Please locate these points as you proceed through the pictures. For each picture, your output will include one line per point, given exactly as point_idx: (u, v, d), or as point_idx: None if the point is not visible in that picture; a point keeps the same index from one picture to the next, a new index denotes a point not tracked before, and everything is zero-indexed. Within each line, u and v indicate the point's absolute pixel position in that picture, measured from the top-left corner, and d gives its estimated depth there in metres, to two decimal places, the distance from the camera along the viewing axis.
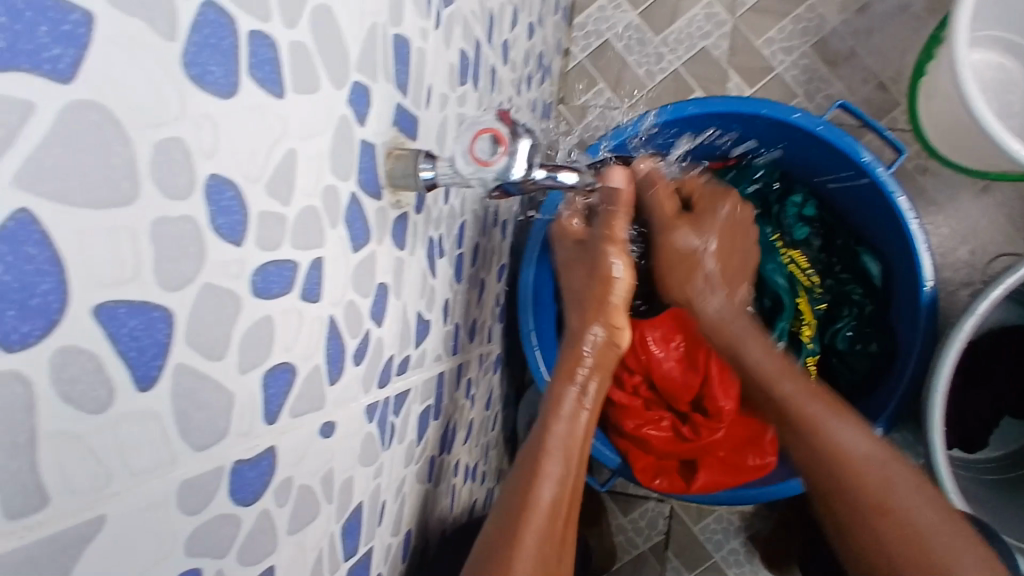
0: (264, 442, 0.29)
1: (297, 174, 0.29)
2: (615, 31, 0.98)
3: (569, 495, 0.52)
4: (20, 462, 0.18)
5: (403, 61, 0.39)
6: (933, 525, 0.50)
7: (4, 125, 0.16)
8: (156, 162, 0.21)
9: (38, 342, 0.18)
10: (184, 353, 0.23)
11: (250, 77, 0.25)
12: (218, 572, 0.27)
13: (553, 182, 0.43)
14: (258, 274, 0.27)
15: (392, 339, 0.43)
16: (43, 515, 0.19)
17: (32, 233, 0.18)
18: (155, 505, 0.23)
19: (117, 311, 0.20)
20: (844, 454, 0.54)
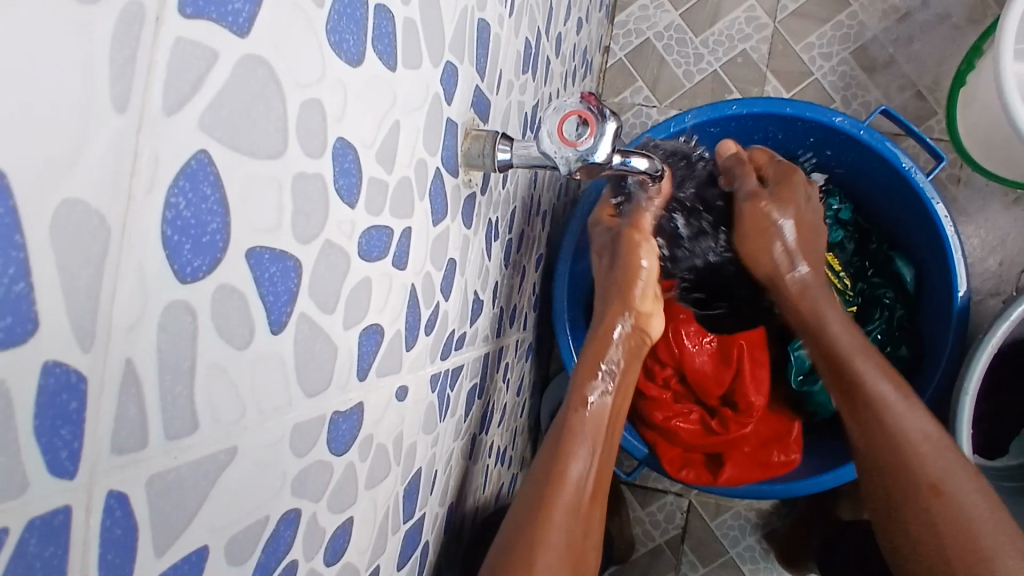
0: (355, 398, 0.30)
1: (399, 147, 0.31)
2: (656, 31, 0.99)
3: (597, 475, 0.55)
4: (183, 388, 0.19)
5: (483, 45, 0.41)
6: (981, 516, 0.51)
7: (195, 70, 0.18)
8: (301, 119, 0.22)
9: (206, 276, 0.19)
10: (306, 304, 0.25)
11: (373, 49, 0.27)
12: (313, 516, 0.28)
13: (626, 167, 0.44)
14: (364, 237, 0.28)
15: (455, 314, 0.44)
16: (194, 440, 0.20)
17: (207, 174, 0.19)
18: (274, 445, 0.24)
19: (263, 256, 0.22)
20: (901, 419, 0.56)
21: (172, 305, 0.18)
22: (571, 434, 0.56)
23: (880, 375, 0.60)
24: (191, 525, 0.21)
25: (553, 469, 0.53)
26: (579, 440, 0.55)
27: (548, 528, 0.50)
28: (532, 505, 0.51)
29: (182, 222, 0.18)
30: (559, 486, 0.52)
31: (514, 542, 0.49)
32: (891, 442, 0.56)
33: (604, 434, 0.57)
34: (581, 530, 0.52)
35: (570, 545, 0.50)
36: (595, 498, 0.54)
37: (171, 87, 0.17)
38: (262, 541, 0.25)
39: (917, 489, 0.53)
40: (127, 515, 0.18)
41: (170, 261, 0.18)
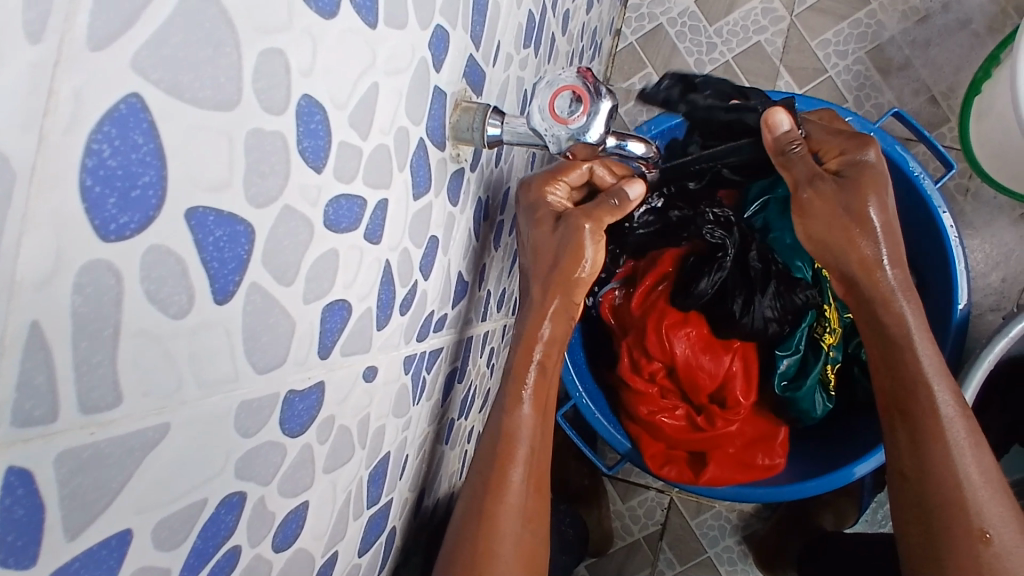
0: (316, 376, 0.29)
1: (376, 110, 0.28)
2: (670, 16, 0.96)
3: (536, 474, 0.55)
4: (103, 356, 0.17)
5: (480, 12, 0.38)
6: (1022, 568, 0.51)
7: (131, 2, 0.16)
8: (259, 70, 0.20)
9: (133, 236, 0.17)
10: (258, 273, 0.23)
11: (351, 2, 0.24)
12: (261, 499, 0.27)
13: (620, 151, 0.43)
14: (332, 205, 0.26)
15: (435, 294, 0.42)
16: (116, 413, 0.18)
17: (140, 120, 0.17)
18: (217, 420, 0.23)
19: (207, 218, 0.20)
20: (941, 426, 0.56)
21: (92, 263, 0.16)
22: (509, 440, 0.54)
23: (948, 398, 0.57)
24: (113, 503, 0.19)
25: (495, 477, 0.53)
26: (519, 444, 0.54)
27: (498, 535, 0.52)
28: (476, 514, 0.52)
29: (106, 172, 0.16)
30: (501, 495, 0.53)
31: (463, 549, 0.52)
32: (943, 479, 0.55)
33: (540, 430, 0.56)
34: (528, 534, 0.53)
35: (521, 547, 0.53)
36: (535, 498, 0.55)
37: (100, 18, 0.15)
38: (199, 524, 0.23)
39: (968, 535, 0.53)
40: (31, 494, 0.17)
41: (90, 215, 0.16)
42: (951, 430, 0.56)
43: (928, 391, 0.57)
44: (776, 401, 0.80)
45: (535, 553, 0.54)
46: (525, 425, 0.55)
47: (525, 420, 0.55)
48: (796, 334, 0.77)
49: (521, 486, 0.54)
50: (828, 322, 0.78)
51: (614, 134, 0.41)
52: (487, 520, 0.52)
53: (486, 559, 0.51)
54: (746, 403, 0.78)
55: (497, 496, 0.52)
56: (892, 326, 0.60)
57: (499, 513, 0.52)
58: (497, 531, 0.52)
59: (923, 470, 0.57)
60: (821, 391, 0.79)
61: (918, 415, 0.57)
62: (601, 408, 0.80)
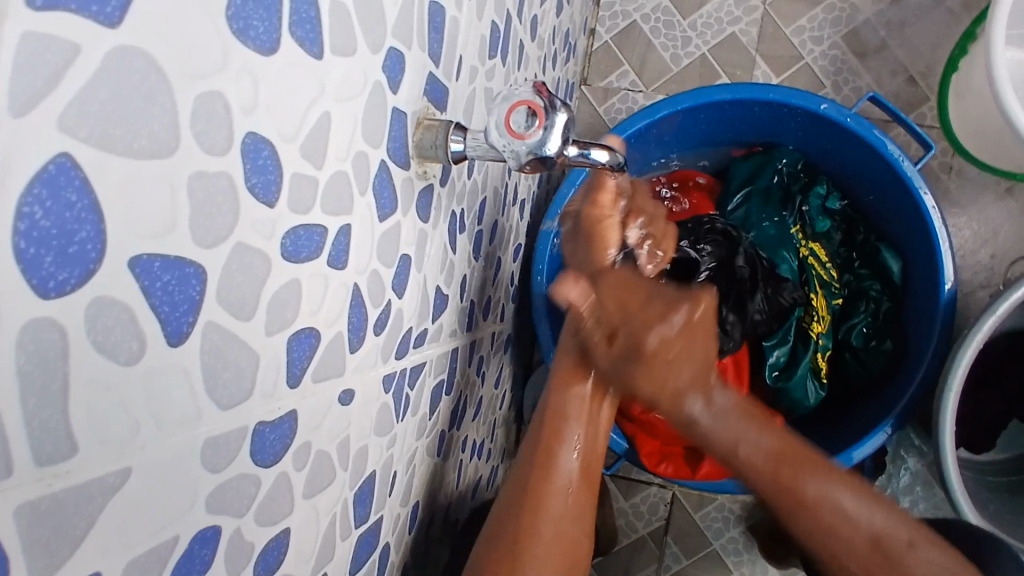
0: (287, 405, 0.29)
1: (329, 138, 0.29)
2: (643, 12, 0.97)
3: (587, 463, 0.58)
4: (54, 410, 0.18)
5: (437, 29, 0.38)
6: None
7: (52, 64, 0.16)
8: (196, 114, 0.21)
9: (75, 290, 0.18)
10: (213, 311, 0.23)
11: (291, 36, 0.25)
12: (237, 530, 0.27)
13: (584, 159, 0.43)
14: (288, 237, 0.27)
15: (411, 311, 0.42)
16: (73, 464, 0.19)
17: (72, 178, 0.17)
18: (181, 460, 0.23)
19: (152, 264, 0.20)
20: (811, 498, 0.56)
21: (34, 321, 0.17)
22: (558, 418, 0.58)
23: (761, 434, 0.58)
24: (78, 550, 0.20)
25: (546, 457, 0.56)
26: (568, 424, 0.58)
27: (541, 513, 0.53)
28: (522, 492, 0.54)
29: (40, 233, 0.16)
30: (549, 472, 0.55)
31: (505, 526, 0.53)
32: (839, 540, 0.55)
33: (592, 416, 0.59)
34: (570, 519, 0.54)
35: (562, 533, 0.54)
36: (585, 489, 0.57)
37: (20, 84, 0.15)
38: (172, 561, 0.24)
39: (879, 555, 0.54)
40: None
41: (27, 275, 0.16)
42: (812, 501, 0.56)
43: (739, 446, 0.59)
44: (769, 390, 0.81)
45: (577, 544, 0.54)
46: (577, 407, 0.59)
47: (583, 399, 0.59)
48: (785, 326, 0.79)
49: (570, 468, 0.56)
50: (816, 311, 0.80)
51: (575, 143, 0.41)
52: (534, 500, 0.54)
53: (526, 538, 0.52)
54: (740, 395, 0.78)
55: (547, 474, 0.55)
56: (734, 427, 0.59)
57: (544, 491, 0.54)
58: (537, 510, 0.53)
59: (817, 536, 0.56)
60: (813, 380, 0.80)
61: (777, 498, 0.58)
62: None
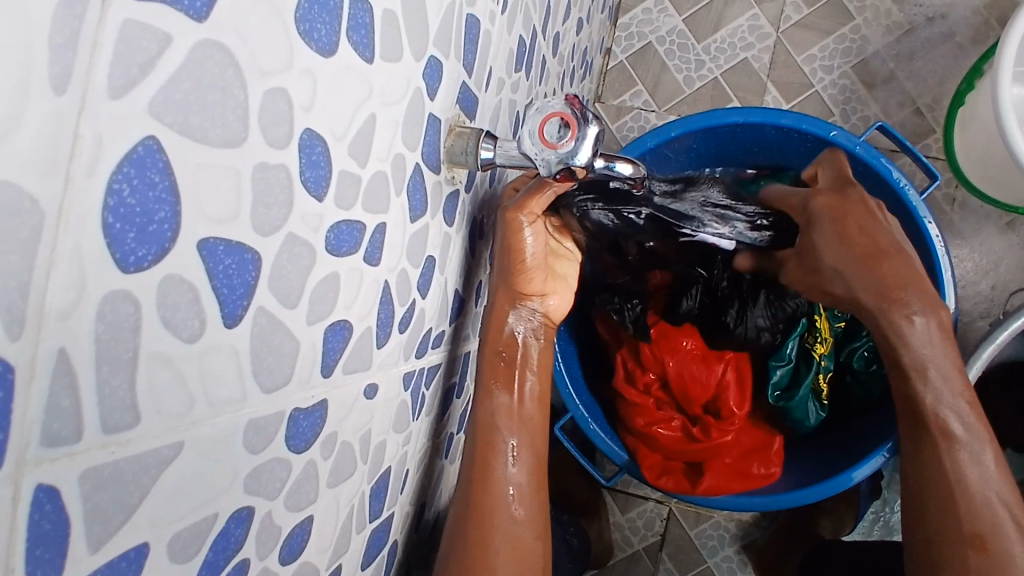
0: (318, 394, 0.30)
1: (373, 139, 0.30)
2: (658, 34, 0.99)
3: (529, 465, 0.56)
4: (123, 379, 0.19)
5: (472, 40, 0.40)
6: None
7: (144, 53, 0.17)
8: (263, 109, 0.22)
9: (150, 267, 0.19)
10: (264, 297, 0.24)
11: (347, 40, 0.26)
12: (268, 513, 0.28)
13: (609, 171, 0.44)
14: (333, 230, 0.28)
15: (432, 312, 0.43)
16: (135, 432, 0.20)
17: (156, 160, 0.18)
18: (226, 437, 0.24)
19: (217, 247, 0.21)
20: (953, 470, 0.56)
21: (113, 293, 0.18)
22: (488, 430, 0.55)
23: (956, 398, 0.58)
24: (131, 518, 0.20)
25: (480, 468, 0.54)
26: (498, 432, 0.55)
27: (489, 527, 0.52)
28: (466, 513, 0.53)
29: (126, 209, 0.18)
30: (489, 487, 0.53)
31: (457, 543, 0.52)
32: (940, 481, 0.56)
33: (523, 420, 0.56)
34: (521, 526, 0.53)
35: (513, 542, 0.53)
36: (531, 489, 0.55)
37: (117, 70, 0.16)
38: (210, 537, 0.24)
39: (962, 539, 0.54)
40: (58, 509, 0.18)
41: (111, 249, 0.17)
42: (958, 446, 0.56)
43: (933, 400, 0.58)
44: (769, 409, 0.82)
45: (530, 552, 0.53)
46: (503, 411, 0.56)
47: (510, 407, 0.56)
48: (787, 346, 0.79)
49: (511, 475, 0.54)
50: (819, 333, 0.81)
51: (603, 156, 0.43)
52: (480, 515, 0.52)
53: (480, 553, 0.51)
54: (740, 412, 0.80)
55: (486, 490, 0.53)
56: (917, 383, 0.59)
57: (485, 509, 0.53)
58: (486, 524, 0.52)
59: (924, 479, 0.57)
60: (814, 400, 0.82)
61: (927, 425, 0.58)
62: (598, 420, 0.81)
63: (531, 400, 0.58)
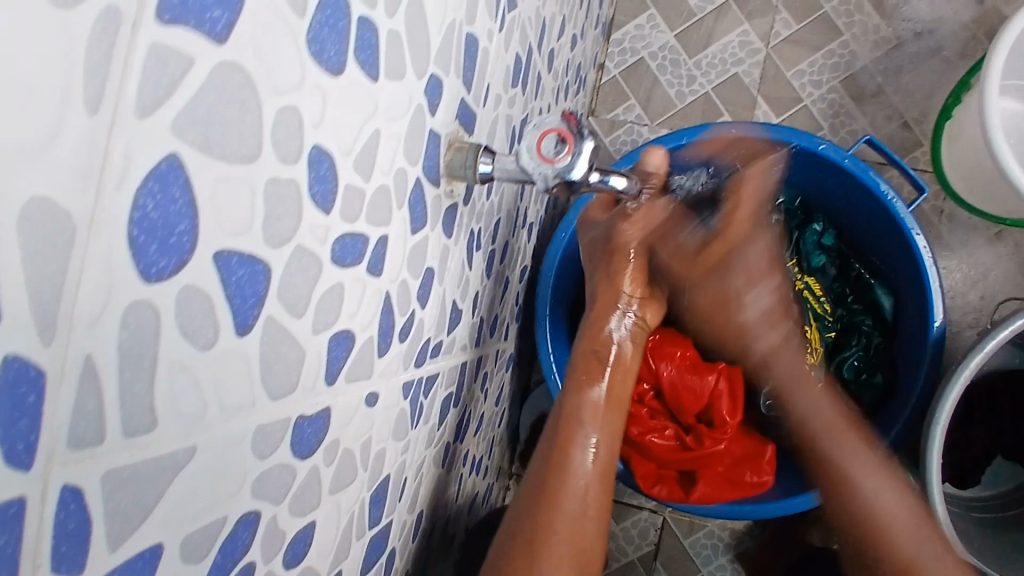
0: (322, 402, 0.30)
1: (378, 154, 0.31)
2: (650, 50, 1.01)
3: (604, 462, 0.59)
4: (143, 385, 0.19)
5: (471, 58, 0.41)
6: None
7: (170, 75, 0.18)
8: (276, 126, 0.23)
9: (170, 277, 0.20)
10: (273, 306, 0.25)
11: (355, 59, 0.27)
12: (273, 517, 0.28)
13: (604, 185, 0.46)
14: (338, 243, 0.29)
15: (431, 322, 0.44)
16: (151, 436, 0.20)
17: (178, 176, 0.19)
18: (235, 443, 0.24)
19: (231, 259, 0.22)
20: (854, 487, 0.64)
21: (136, 303, 0.18)
22: (570, 420, 0.60)
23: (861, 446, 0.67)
24: (146, 519, 0.21)
25: (559, 456, 0.57)
26: (581, 423, 0.60)
27: (556, 514, 0.54)
28: (537, 495, 0.56)
29: (149, 223, 0.18)
30: (564, 473, 0.57)
31: (526, 522, 0.54)
32: (873, 507, 0.62)
33: (606, 421, 0.61)
34: (586, 520, 0.56)
35: (576, 534, 0.55)
36: (602, 489, 0.58)
37: (145, 90, 0.17)
38: (219, 540, 0.25)
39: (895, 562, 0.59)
40: (81, 509, 0.18)
41: (136, 261, 0.18)
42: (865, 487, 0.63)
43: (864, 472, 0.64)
44: (761, 419, 0.85)
45: (588, 549, 0.55)
46: (588, 408, 0.61)
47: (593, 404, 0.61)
48: None
49: (585, 468, 0.57)
50: (810, 343, 0.82)
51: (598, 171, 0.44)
52: (550, 497, 0.55)
53: (546, 536, 0.53)
54: (731, 421, 0.81)
55: (563, 474, 0.56)
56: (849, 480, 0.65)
57: (559, 494, 0.55)
58: (555, 508, 0.55)
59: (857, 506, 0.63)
60: None
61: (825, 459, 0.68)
62: None
63: (615, 402, 0.63)
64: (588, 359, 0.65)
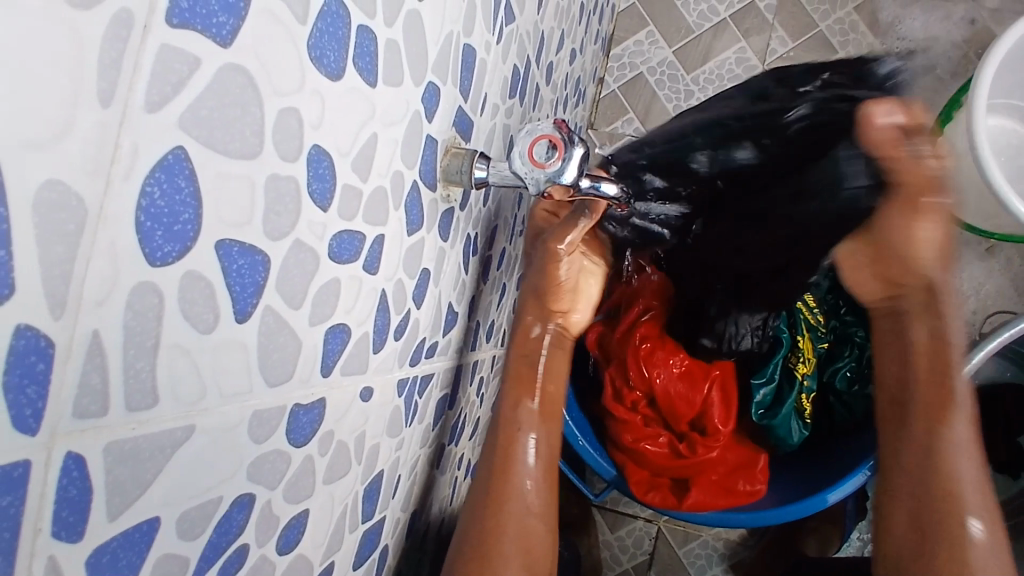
0: (318, 393, 0.32)
1: (375, 157, 0.32)
2: (649, 65, 1.03)
3: (543, 462, 0.61)
4: (145, 364, 0.21)
5: (468, 68, 0.43)
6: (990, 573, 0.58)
7: (178, 73, 0.19)
8: (277, 125, 0.24)
9: (174, 262, 0.21)
10: (272, 297, 0.26)
11: (354, 65, 0.29)
12: (268, 502, 0.30)
13: (595, 191, 0.47)
14: (335, 239, 0.30)
15: (426, 322, 0.45)
16: (152, 413, 0.22)
17: (183, 168, 0.20)
18: (231, 426, 0.26)
19: (232, 249, 0.23)
20: (950, 474, 0.62)
21: (142, 284, 0.20)
22: (509, 426, 0.60)
23: (961, 418, 0.63)
24: (144, 494, 0.22)
25: (500, 462, 0.59)
26: (518, 429, 0.60)
27: (502, 518, 0.57)
28: (484, 501, 0.58)
29: (156, 210, 0.20)
30: (507, 478, 0.58)
31: (472, 535, 0.57)
32: (936, 470, 0.62)
33: (543, 424, 0.62)
34: (534, 521, 0.59)
35: (521, 535, 0.58)
36: (546, 487, 0.60)
37: (154, 87, 0.19)
38: (213, 521, 0.26)
39: (954, 529, 0.60)
40: (83, 477, 0.20)
41: (142, 245, 0.20)
42: (958, 431, 0.62)
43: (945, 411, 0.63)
44: (754, 426, 0.85)
45: (537, 543, 0.59)
46: (527, 418, 0.61)
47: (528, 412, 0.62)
48: (769, 364, 0.83)
49: (528, 471, 0.59)
50: (802, 353, 0.84)
51: (587, 176, 0.46)
52: (496, 504, 0.58)
53: (494, 540, 0.57)
54: (725, 430, 0.81)
55: (504, 480, 0.58)
56: (941, 449, 0.63)
57: (504, 501, 0.58)
58: (500, 517, 0.57)
59: (922, 469, 0.63)
60: (797, 419, 0.84)
61: (901, 405, 0.66)
62: (589, 438, 0.84)
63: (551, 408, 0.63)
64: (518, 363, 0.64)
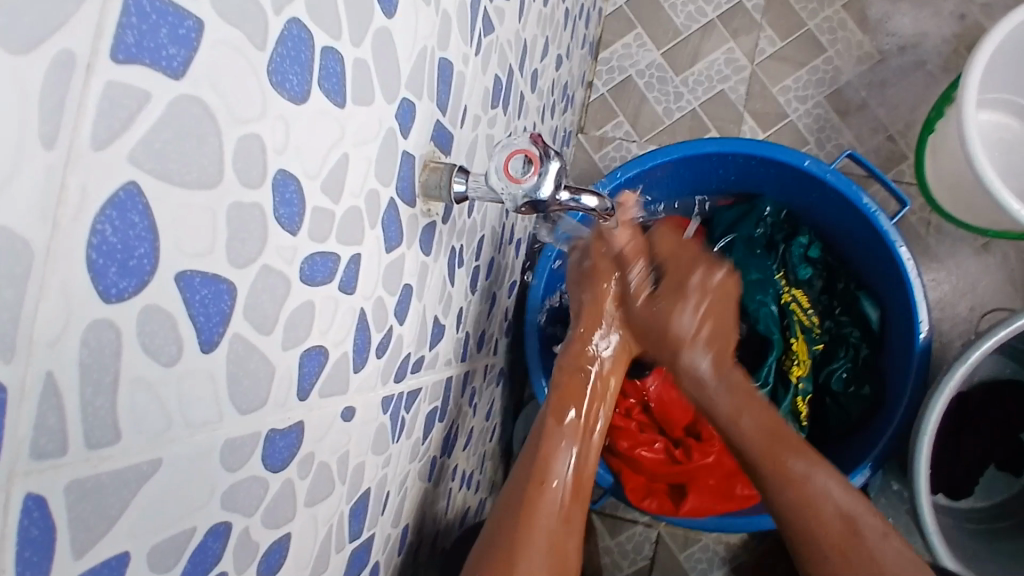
0: (295, 416, 0.31)
1: (347, 178, 0.32)
2: (638, 68, 1.02)
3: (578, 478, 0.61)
4: (104, 401, 0.21)
5: (445, 82, 0.42)
6: None
7: (127, 109, 0.19)
8: (238, 152, 0.24)
9: (130, 297, 0.21)
10: (240, 324, 0.26)
11: (320, 88, 0.28)
12: (245, 529, 0.29)
13: (575, 204, 0.47)
14: (307, 261, 0.30)
15: (410, 338, 0.45)
16: (114, 449, 0.21)
17: (137, 203, 0.20)
18: (201, 456, 0.25)
19: (194, 280, 0.23)
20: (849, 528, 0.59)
21: (96, 322, 0.20)
22: (547, 440, 0.62)
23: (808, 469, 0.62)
24: (111, 529, 0.22)
25: (537, 474, 0.59)
26: (557, 443, 0.62)
27: (533, 527, 0.56)
28: (516, 508, 0.57)
29: (108, 247, 0.20)
30: (541, 491, 0.58)
31: (499, 542, 0.55)
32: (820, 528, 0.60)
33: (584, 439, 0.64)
34: (563, 533, 0.57)
35: (551, 545, 0.56)
36: (578, 503, 0.60)
37: (101, 125, 0.18)
38: (187, 552, 0.26)
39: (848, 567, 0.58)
40: (44, 517, 0.20)
41: (95, 283, 0.19)
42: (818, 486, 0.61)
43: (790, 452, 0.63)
44: None
45: (566, 558, 0.57)
46: (568, 428, 0.64)
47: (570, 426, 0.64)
48: (763, 368, 0.84)
49: (560, 489, 0.59)
50: (795, 355, 0.84)
51: (567, 189, 0.46)
52: (526, 517, 0.56)
53: (521, 549, 0.54)
54: (721, 434, 0.81)
55: (538, 488, 0.58)
56: (830, 502, 0.61)
57: (535, 510, 0.57)
58: (531, 524, 0.56)
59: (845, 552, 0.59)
60: (794, 422, 0.84)
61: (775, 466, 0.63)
62: None
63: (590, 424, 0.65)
64: (570, 374, 0.67)
